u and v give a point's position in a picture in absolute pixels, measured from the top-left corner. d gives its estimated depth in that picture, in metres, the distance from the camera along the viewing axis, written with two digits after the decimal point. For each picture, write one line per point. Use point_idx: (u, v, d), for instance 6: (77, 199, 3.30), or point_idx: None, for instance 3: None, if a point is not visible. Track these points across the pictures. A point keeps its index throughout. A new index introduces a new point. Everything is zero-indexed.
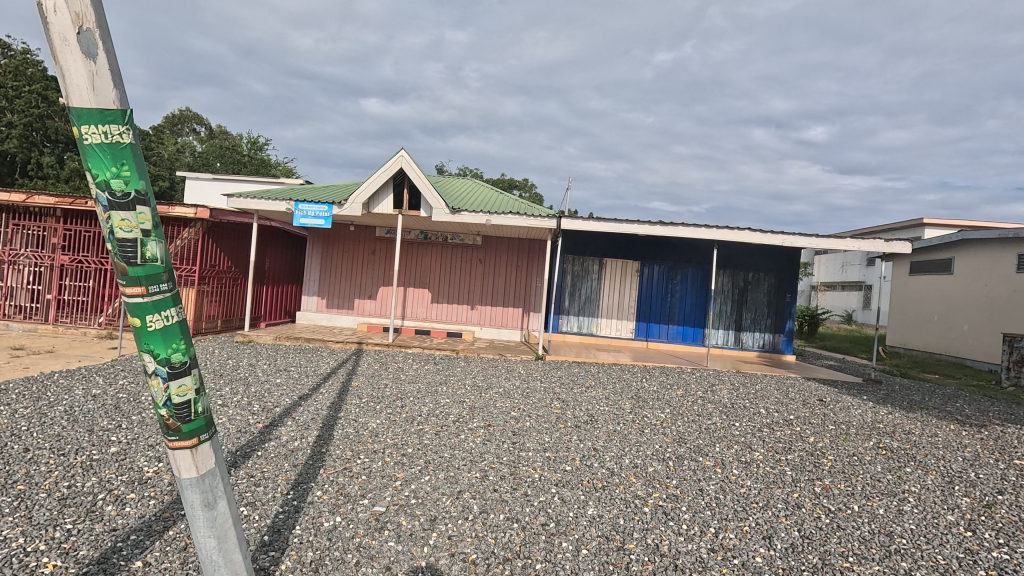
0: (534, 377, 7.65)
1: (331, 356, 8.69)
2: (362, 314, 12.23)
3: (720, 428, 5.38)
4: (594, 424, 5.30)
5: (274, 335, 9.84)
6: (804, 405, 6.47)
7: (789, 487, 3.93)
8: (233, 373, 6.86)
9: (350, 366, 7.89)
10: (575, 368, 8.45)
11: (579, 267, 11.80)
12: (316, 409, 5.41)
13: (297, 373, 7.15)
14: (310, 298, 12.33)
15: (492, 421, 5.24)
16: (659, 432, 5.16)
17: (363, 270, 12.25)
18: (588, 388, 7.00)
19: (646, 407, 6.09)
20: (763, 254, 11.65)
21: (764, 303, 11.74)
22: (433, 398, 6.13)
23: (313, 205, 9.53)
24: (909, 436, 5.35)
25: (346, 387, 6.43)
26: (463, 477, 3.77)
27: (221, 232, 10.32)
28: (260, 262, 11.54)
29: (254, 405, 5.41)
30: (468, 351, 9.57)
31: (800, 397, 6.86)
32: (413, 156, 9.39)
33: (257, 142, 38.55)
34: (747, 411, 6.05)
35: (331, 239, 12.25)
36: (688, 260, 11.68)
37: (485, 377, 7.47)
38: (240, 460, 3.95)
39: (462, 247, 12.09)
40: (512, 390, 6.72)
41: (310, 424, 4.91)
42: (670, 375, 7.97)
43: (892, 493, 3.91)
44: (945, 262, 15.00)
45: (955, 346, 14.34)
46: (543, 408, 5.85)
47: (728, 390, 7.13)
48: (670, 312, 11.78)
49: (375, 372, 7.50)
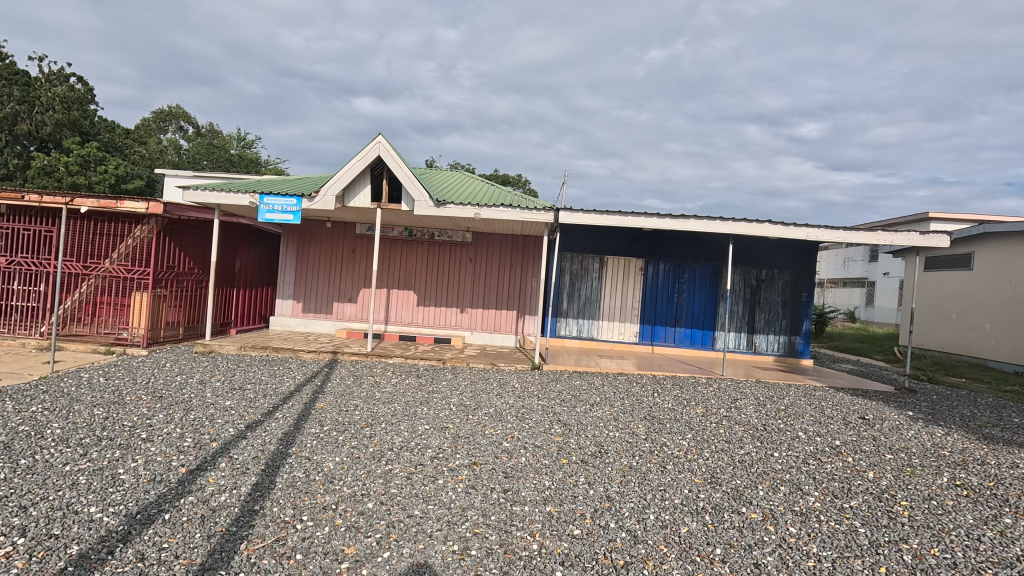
0: (530, 394, 6.58)
1: (299, 369, 7.66)
2: (342, 318, 11.21)
3: (757, 461, 4.41)
4: (604, 459, 4.34)
5: (238, 344, 8.80)
6: (847, 425, 5.51)
7: (870, 556, 2.96)
8: (176, 395, 5.79)
9: (318, 382, 6.84)
10: (577, 380, 7.46)
11: (578, 266, 10.81)
12: (262, 445, 4.38)
13: (254, 392, 6.09)
14: (285, 302, 11.32)
15: (479, 458, 4.24)
16: (685, 469, 4.19)
17: (342, 270, 11.23)
18: (593, 407, 6.01)
19: (664, 432, 5.13)
20: (778, 249, 10.73)
21: (778, 302, 10.82)
22: (410, 424, 5.12)
23: (280, 198, 8.53)
24: (987, 468, 4.39)
25: (307, 411, 5.42)
26: (434, 554, 2.78)
27: (180, 229, 9.26)
28: (230, 263, 10.54)
29: (184, 440, 4.37)
30: (455, 360, 8.56)
31: (839, 415, 5.90)
32: (391, 142, 8.37)
33: (243, 139, 37.28)
34: (783, 436, 5.08)
35: (307, 237, 11.22)
36: (697, 257, 10.73)
37: (474, 394, 6.47)
38: (133, 531, 2.91)
39: (451, 245, 11.09)
40: (505, 411, 5.72)
41: (249, 467, 3.88)
42: (685, 389, 6.99)
43: (1007, 563, 2.94)
44: (964, 257, 14.13)
45: (977, 346, 13.50)
46: (541, 436, 4.88)
47: (754, 407, 6.16)
48: (677, 314, 10.83)
49: (346, 390, 6.47)
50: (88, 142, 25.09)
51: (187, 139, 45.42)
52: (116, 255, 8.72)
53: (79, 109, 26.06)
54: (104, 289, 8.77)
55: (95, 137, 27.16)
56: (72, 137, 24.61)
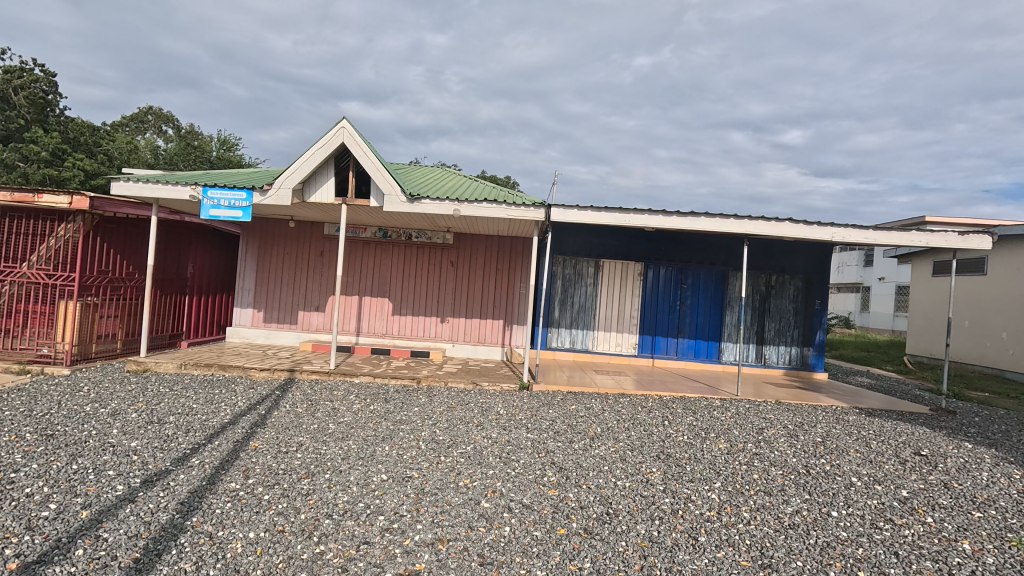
0: (518, 424, 5.46)
1: (245, 392, 6.48)
2: (308, 329, 10.05)
3: (813, 527, 3.37)
4: (615, 530, 3.25)
5: (180, 361, 7.61)
6: (907, 466, 4.49)
7: None
8: (74, 433, 4.60)
9: (262, 410, 5.66)
10: (573, 404, 6.39)
11: (571, 270, 9.76)
12: (153, 512, 3.22)
13: (177, 427, 4.92)
14: (244, 310, 10.14)
15: (448, 531, 3.13)
16: (725, 544, 3.12)
17: (308, 276, 10.08)
18: (593, 442, 4.92)
19: (687, 481, 4.07)
20: (789, 252, 9.82)
21: (789, 311, 9.88)
22: (364, 473, 4.01)
23: (227, 192, 7.36)
24: None
25: (236, 456, 4.27)
26: None
27: (114, 229, 8.09)
28: (179, 269, 9.38)
29: (42, 510, 3.17)
30: (432, 379, 7.42)
31: (891, 451, 4.89)
32: (357, 127, 7.27)
33: (223, 140, 35.92)
34: (836, 483, 4.05)
35: (269, 238, 10.04)
36: (701, 261, 9.76)
37: (451, 426, 5.35)
38: None
39: (430, 247, 9.99)
40: (485, 450, 4.63)
41: (115, 558, 2.71)
42: (701, 415, 5.95)
43: None
44: (977, 261, 13.29)
45: (992, 356, 12.70)
46: (531, 490, 3.79)
47: (787, 440, 5.12)
48: (679, 324, 9.83)
49: (293, 422, 5.30)
50: (53, 134, 23.57)
51: (165, 140, 43.89)
52: (35, 258, 7.49)
53: (44, 102, 24.59)
54: (22, 298, 7.54)
55: (63, 133, 25.70)
56: (35, 129, 23.12)
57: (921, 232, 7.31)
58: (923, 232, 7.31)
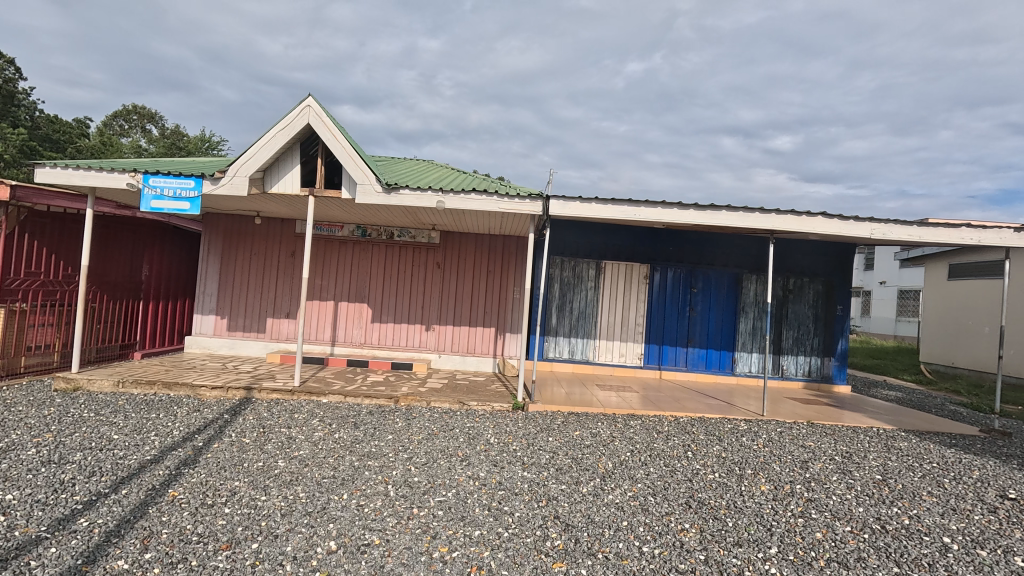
0: (512, 459, 4.48)
1: (184, 416, 5.42)
2: (277, 338, 9.01)
3: None
4: None
5: (118, 377, 6.55)
6: (1005, 518, 3.54)
7: None
8: None
9: (198, 442, 4.62)
10: (576, 429, 5.42)
11: (570, 273, 8.82)
12: None
13: (78, 469, 3.85)
14: (205, 317, 9.09)
15: None
16: None
17: (277, 279, 9.06)
18: (605, 485, 3.94)
19: (733, 546, 3.09)
20: (807, 253, 8.95)
21: (809, 317, 9.00)
22: (306, 539, 2.99)
23: (172, 179, 6.43)
24: None
25: (140, 514, 3.22)
26: None
27: (44, 225, 7.04)
28: (131, 271, 8.33)
29: None
30: (411, 398, 6.41)
31: (974, 493, 3.95)
32: (324, 105, 6.29)
33: (206, 138, 34.76)
34: (930, 549, 3.08)
35: (233, 237, 9.01)
36: (712, 263, 8.86)
37: (430, 461, 4.36)
38: None
39: (413, 247, 9.00)
40: (471, 499, 3.64)
41: None
42: (730, 443, 5.01)
43: None
44: (991, 265, 12.53)
45: (1015, 364, 11.90)
46: (529, 566, 2.80)
47: (840, 478, 4.19)
48: (689, 331, 8.91)
49: (234, 458, 4.27)
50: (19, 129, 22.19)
51: (149, 140, 42.59)
52: None
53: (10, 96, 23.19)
54: None
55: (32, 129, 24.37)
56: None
57: (970, 230, 6.43)
58: (972, 230, 6.43)
